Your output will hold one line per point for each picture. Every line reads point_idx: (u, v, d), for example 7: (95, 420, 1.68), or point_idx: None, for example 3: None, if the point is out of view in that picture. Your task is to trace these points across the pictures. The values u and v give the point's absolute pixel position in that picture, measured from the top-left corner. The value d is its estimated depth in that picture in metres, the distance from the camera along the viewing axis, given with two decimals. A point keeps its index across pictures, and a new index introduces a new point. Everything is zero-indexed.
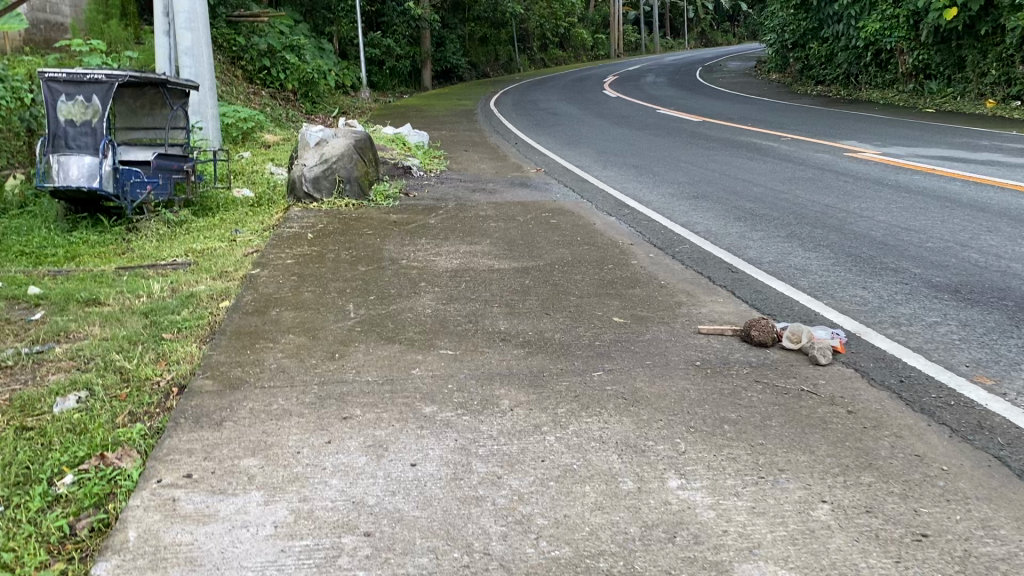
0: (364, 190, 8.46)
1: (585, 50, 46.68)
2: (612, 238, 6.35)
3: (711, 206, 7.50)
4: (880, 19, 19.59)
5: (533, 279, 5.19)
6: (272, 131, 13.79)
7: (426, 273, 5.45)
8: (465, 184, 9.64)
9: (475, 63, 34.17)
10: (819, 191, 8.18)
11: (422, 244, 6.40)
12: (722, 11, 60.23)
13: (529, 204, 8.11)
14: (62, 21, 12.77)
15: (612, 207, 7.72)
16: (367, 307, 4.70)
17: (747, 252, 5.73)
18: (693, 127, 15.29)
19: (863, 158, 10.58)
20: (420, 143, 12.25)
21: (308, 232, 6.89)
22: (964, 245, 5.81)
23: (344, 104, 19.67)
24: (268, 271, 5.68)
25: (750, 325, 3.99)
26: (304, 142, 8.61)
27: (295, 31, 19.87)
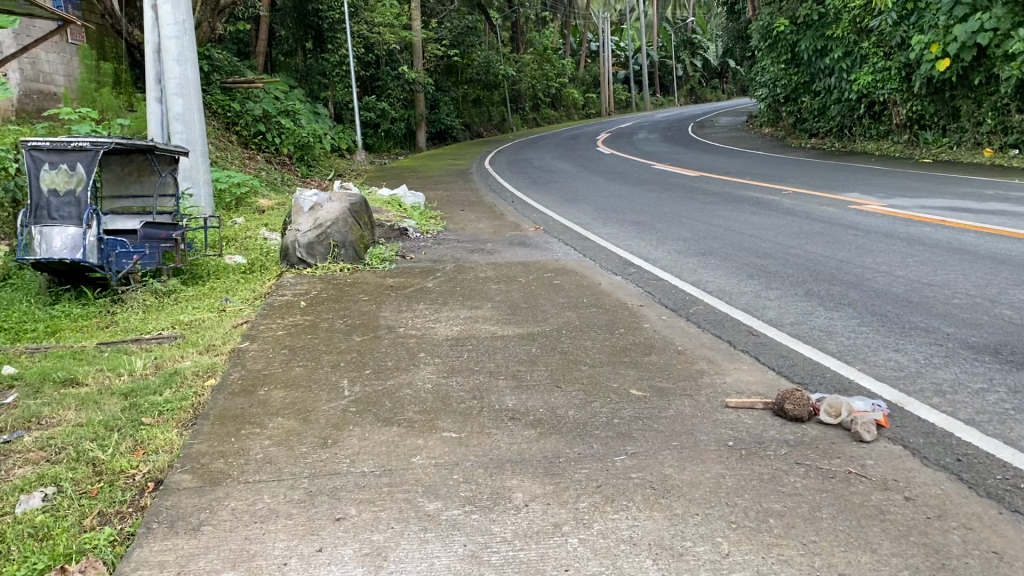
0: (360, 254, 8.16)
1: (577, 109, 47.17)
2: (621, 299, 6.04)
3: (720, 263, 7.21)
4: (872, 71, 19.42)
5: (539, 347, 4.86)
6: (266, 195, 13.57)
7: (425, 342, 5.11)
8: (464, 245, 9.36)
9: (469, 124, 34.36)
10: (830, 246, 7.90)
11: (420, 309, 6.08)
12: (711, 68, 60.97)
13: (531, 265, 7.81)
14: (53, 90, 12.65)
15: (618, 266, 7.43)
16: (362, 383, 4.35)
17: (765, 312, 5.42)
18: (691, 182, 15.13)
19: (869, 211, 10.35)
20: (416, 204, 12.01)
21: (301, 300, 6.58)
22: (993, 301, 5.49)
23: (339, 167, 19.57)
24: (258, 344, 5.34)
25: (783, 398, 3.67)
26: (298, 206, 8.43)
27: (290, 96, 19.88)
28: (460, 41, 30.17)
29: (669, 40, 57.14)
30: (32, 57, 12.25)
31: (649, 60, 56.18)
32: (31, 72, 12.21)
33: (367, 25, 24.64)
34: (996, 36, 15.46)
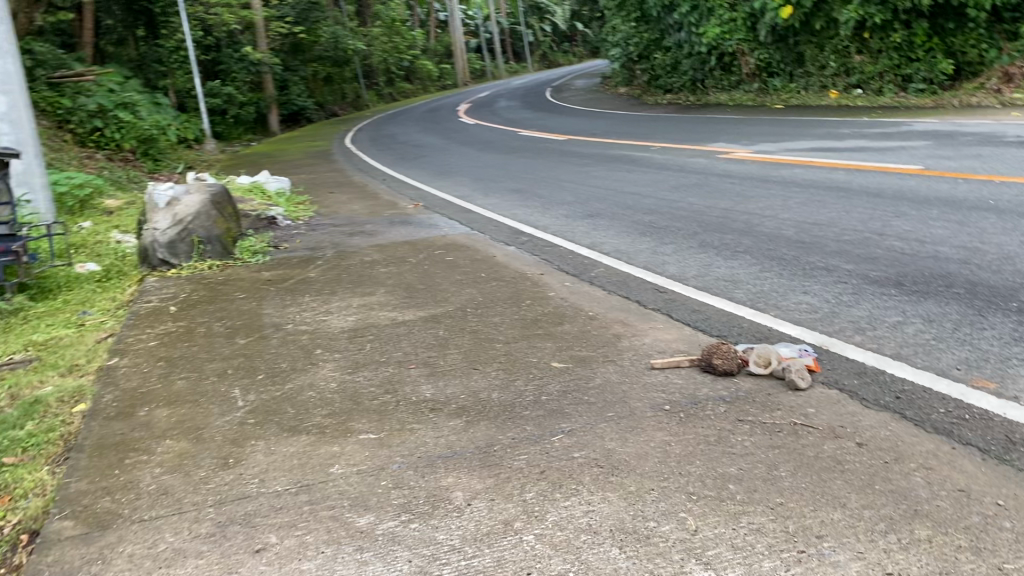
0: (228, 248, 7.57)
1: (432, 81, 46.60)
2: (518, 272, 5.84)
3: (610, 223, 7.11)
4: (718, 23, 19.65)
5: (444, 330, 4.58)
6: (112, 195, 12.55)
7: (319, 338, 4.73)
8: (340, 228, 8.89)
9: (323, 103, 33.26)
10: (711, 196, 7.96)
11: (306, 302, 5.65)
12: (561, 32, 61.43)
13: (417, 243, 7.48)
14: None
15: (508, 236, 7.21)
16: (257, 390, 3.93)
17: (667, 268, 5.31)
18: (561, 146, 15.09)
19: (739, 158, 10.56)
20: (281, 189, 11.36)
21: (171, 305, 6.02)
22: (881, 233, 5.61)
23: (189, 159, 18.44)
24: (129, 358, 4.80)
25: (709, 353, 3.51)
26: (151, 203, 7.58)
27: (126, 87, 18.50)
28: (304, 18, 29.02)
29: (517, 6, 57.17)
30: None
31: (499, 28, 56.05)
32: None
33: (202, 7, 23.24)
34: None
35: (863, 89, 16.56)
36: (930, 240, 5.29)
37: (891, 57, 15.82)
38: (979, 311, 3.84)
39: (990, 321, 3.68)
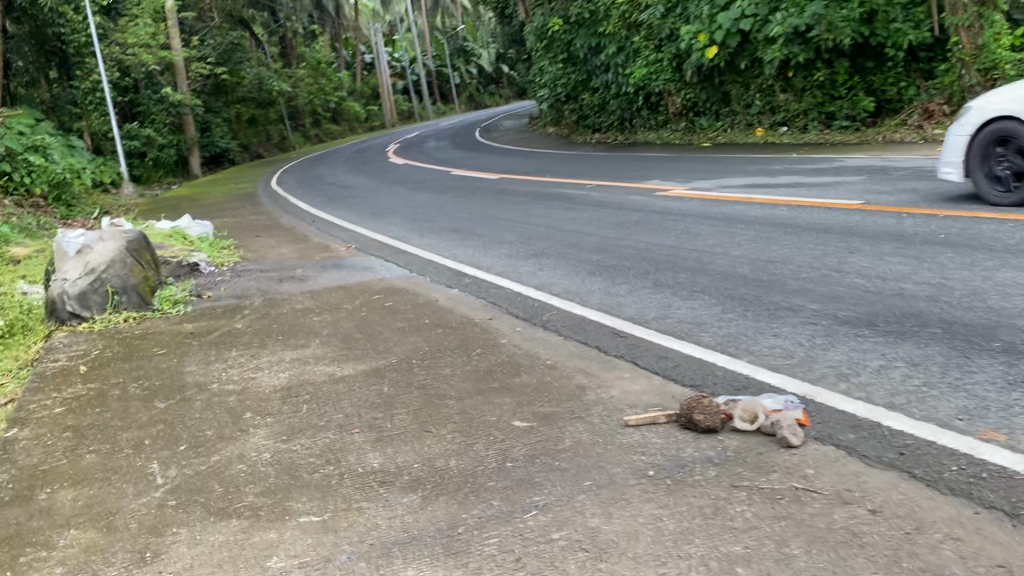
0: (145, 298, 7.01)
1: (359, 122, 46.16)
2: (464, 318, 5.46)
3: (556, 263, 6.81)
4: (645, 64, 19.84)
5: (389, 386, 4.16)
6: (20, 244, 11.73)
7: (250, 398, 4.25)
8: (269, 274, 8.38)
9: (247, 145, 32.55)
10: (656, 233, 7.75)
11: (233, 357, 5.16)
12: (487, 74, 61.70)
13: (352, 288, 7.04)
14: None
15: (450, 279, 6.83)
16: (179, 464, 3.44)
17: (625, 310, 5.01)
18: (494, 185, 14.84)
19: (677, 195, 10.43)
20: (203, 234, 10.77)
21: (81, 364, 5.44)
22: (839, 270, 5.43)
23: (105, 203, 17.56)
24: (30, 427, 4.24)
25: (688, 408, 3.19)
26: (60, 250, 7.00)
27: (36, 130, 17.60)
28: (226, 59, 28.38)
29: (443, 49, 57.41)
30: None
31: (425, 70, 56.11)
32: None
33: (119, 47, 22.48)
34: (756, 21, 16.36)
35: (788, 127, 16.86)
36: (891, 277, 5.13)
37: (815, 95, 16.04)
38: (963, 352, 3.63)
39: (979, 364, 3.47)
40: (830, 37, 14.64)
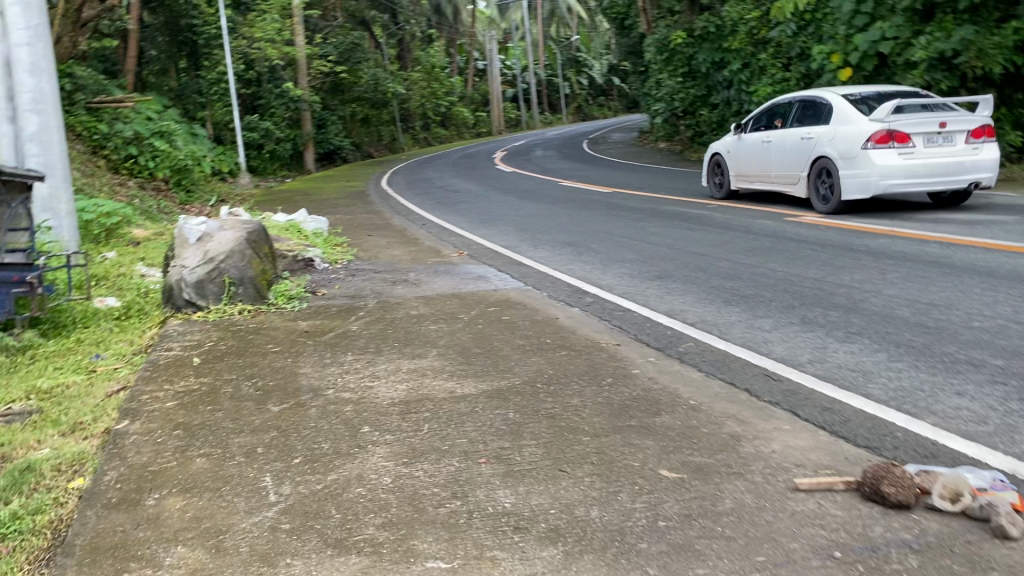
0: (261, 292, 6.89)
1: (467, 127, 46.51)
2: (590, 339, 5.09)
3: (685, 288, 6.37)
4: (771, 82, 18.81)
5: (514, 411, 3.81)
6: (141, 226, 12.00)
7: (367, 411, 3.97)
8: (382, 275, 8.21)
9: (358, 144, 33.23)
10: (792, 262, 7.21)
11: (348, 362, 4.94)
12: (597, 86, 61.07)
13: (467, 297, 6.76)
14: None
15: (570, 295, 6.46)
16: (293, 480, 3.18)
17: (773, 350, 4.55)
18: (606, 198, 14.43)
19: (809, 222, 9.80)
20: (318, 229, 10.73)
21: (194, 355, 5.34)
22: (1017, 321, 4.84)
23: (223, 191, 17.96)
24: (142, 420, 4.11)
25: (875, 478, 2.74)
26: (182, 238, 7.10)
27: (164, 116, 18.15)
28: (346, 58, 28.89)
29: (556, 58, 57.33)
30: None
31: (536, 80, 56.16)
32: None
33: (246, 41, 23.20)
34: (897, 44, 14.89)
35: None
36: None
37: None
38: None
39: None
40: (979, 65, 13.61)
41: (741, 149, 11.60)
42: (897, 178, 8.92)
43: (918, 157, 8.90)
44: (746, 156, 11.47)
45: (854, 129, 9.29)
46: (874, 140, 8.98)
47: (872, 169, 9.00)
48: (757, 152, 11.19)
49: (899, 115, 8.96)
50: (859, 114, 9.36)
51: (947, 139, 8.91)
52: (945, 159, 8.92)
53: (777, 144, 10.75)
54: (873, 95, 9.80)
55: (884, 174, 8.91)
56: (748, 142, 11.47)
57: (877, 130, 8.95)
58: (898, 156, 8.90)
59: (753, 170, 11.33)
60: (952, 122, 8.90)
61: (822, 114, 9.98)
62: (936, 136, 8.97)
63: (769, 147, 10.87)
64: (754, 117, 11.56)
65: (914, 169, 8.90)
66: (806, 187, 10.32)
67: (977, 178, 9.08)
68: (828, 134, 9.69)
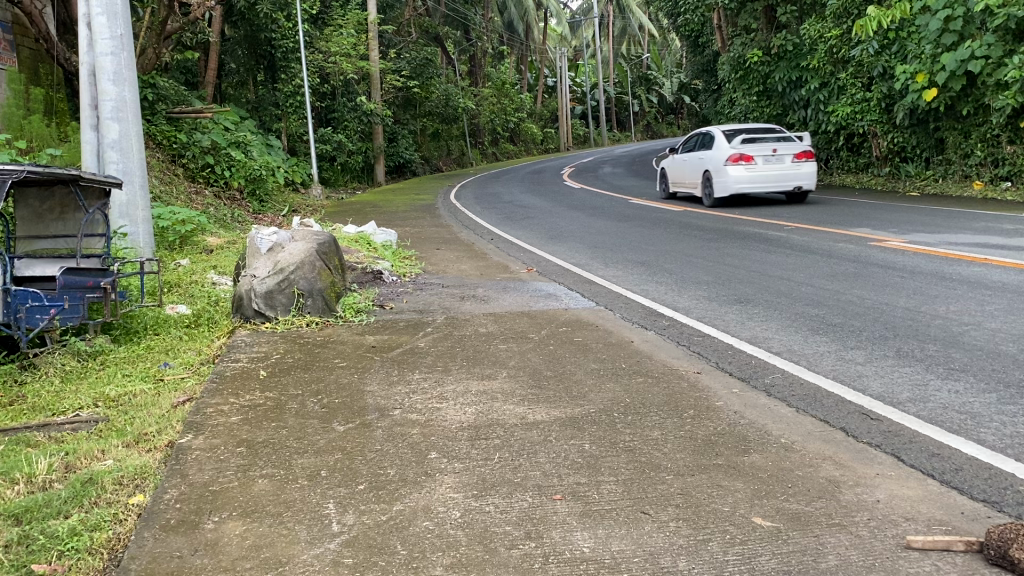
0: (330, 304, 6.81)
1: (534, 143, 46.64)
2: (668, 366, 4.84)
3: (767, 314, 6.07)
4: (849, 102, 18.31)
5: (590, 442, 3.58)
6: (215, 234, 12.17)
7: (434, 435, 3.79)
8: (451, 290, 8.07)
9: (428, 157, 33.45)
10: (880, 290, 6.83)
11: (416, 381, 4.77)
12: (667, 104, 60.50)
13: (537, 315, 6.57)
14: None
15: (645, 316, 6.20)
16: (357, 509, 3.02)
17: (868, 386, 4.24)
18: (678, 217, 14.09)
19: (895, 248, 9.35)
20: (387, 242, 10.68)
21: (261, 367, 5.25)
22: None
23: (295, 202, 18.16)
24: (205, 435, 4.01)
25: (1002, 540, 2.44)
26: (254, 248, 7.10)
27: (241, 127, 18.50)
28: (418, 73, 29.06)
29: (627, 76, 57.03)
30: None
31: (606, 97, 55.95)
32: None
33: (322, 54, 23.45)
34: (988, 64, 14.40)
35: (1013, 182, 15.08)
36: None
37: None
38: None
39: None
40: None
41: (672, 164, 16.75)
42: (743, 183, 14.04)
43: (756, 170, 14.02)
44: (675, 168, 16.56)
45: (720, 154, 14.49)
46: (729, 160, 14.15)
47: (729, 178, 14.12)
48: (679, 166, 16.37)
49: (746, 144, 14.13)
50: (724, 143, 14.58)
51: (776, 159, 13.99)
52: (775, 171, 13.95)
53: (687, 162, 16.01)
54: (744, 131, 14.90)
55: (735, 180, 14.00)
56: (675, 159, 16.69)
57: (732, 153, 14.10)
58: (744, 170, 14.06)
59: (677, 179, 16.54)
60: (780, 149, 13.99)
61: (710, 142, 15.18)
62: (770, 157, 14.07)
63: (684, 163, 16.09)
64: (681, 143, 16.73)
65: (755, 177, 13.97)
66: (703, 189, 15.39)
67: (800, 182, 14.11)
68: (712, 153, 14.77)
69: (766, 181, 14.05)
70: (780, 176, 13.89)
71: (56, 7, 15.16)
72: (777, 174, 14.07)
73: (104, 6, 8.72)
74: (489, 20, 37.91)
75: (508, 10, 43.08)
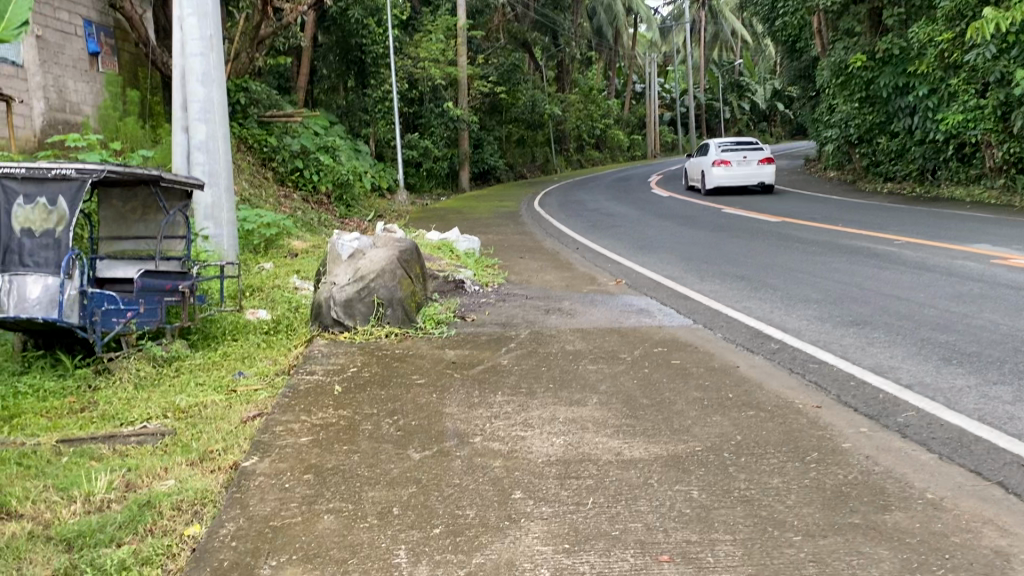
0: (410, 315, 6.50)
1: (620, 150, 45.95)
2: (779, 398, 4.33)
3: (887, 339, 5.47)
4: (961, 110, 17.32)
5: (699, 489, 3.12)
6: (301, 237, 12.09)
7: (518, 470, 3.37)
8: (535, 302, 7.67)
9: (512, 164, 33.19)
10: (1014, 314, 6.15)
11: (499, 404, 4.36)
12: (758, 111, 58.86)
13: (629, 332, 6.12)
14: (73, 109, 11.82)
15: (749, 339, 5.68)
16: (432, 560, 2.63)
17: (1019, 430, 3.66)
18: (775, 228, 13.38)
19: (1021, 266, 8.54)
20: (469, 249, 10.35)
21: (335, 382, 4.93)
22: None
23: (380, 207, 18.08)
24: (271, 458, 3.68)
25: None
26: (335, 254, 6.86)
27: (329, 132, 18.54)
28: (506, 79, 28.81)
29: (717, 82, 55.72)
30: (59, 84, 12.31)
31: (695, 103, 54.74)
32: (56, 101, 12.19)
33: (411, 60, 23.45)
34: None
35: None
36: None
37: None
38: None
39: None
40: None
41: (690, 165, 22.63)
42: (722, 179, 20.09)
43: (731, 170, 20.10)
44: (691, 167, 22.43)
45: (707, 157, 20.57)
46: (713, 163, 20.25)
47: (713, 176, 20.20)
48: (693, 167, 22.25)
49: (727, 151, 20.16)
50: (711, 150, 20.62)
51: (748, 163, 20.03)
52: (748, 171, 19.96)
53: (697, 164, 21.91)
54: (730, 143, 20.89)
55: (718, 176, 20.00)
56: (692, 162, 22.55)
57: (715, 156, 20.12)
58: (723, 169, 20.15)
59: (690, 176, 22.50)
60: (751, 156, 20.06)
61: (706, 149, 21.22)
62: (743, 162, 20.21)
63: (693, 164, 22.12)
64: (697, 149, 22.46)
65: (733, 174, 20.00)
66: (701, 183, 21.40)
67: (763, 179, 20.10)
68: (704, 158, 20.84)
69: (739, 178, 20.11)
70: (748, 174, 19.95)
71: (156, 12, 15.43)
72: (746, 173, 20.12)
73: (194, 7, 8.65)
74: (578, 25, 37.49)
75: (596, 16, 42.59)
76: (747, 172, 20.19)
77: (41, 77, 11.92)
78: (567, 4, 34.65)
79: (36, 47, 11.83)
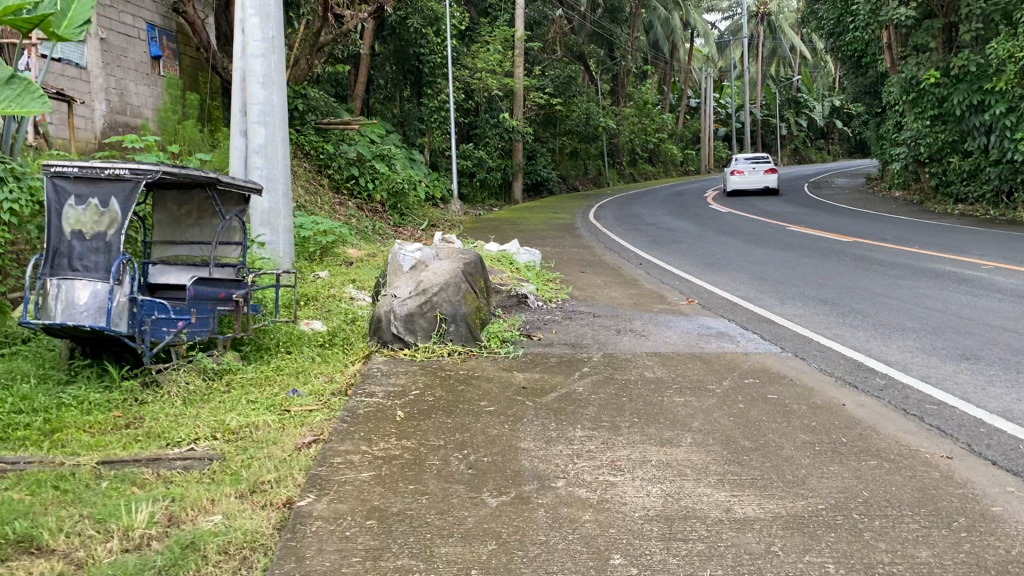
0: (474, 332, 6.03)
1: (673, 164, 45.16)
2: (903, 447, 3.78)
3: (1012, 379, 4.87)
4: None
5: (834, 563, 2.64)
6: (355, 245, 11.77)
7: (613, 528, 2.91)
8: (604, 322, 7.18)
9: (565, 176, 32.73)
10: None
11: (581, 441, 3.88)
12: (817, 128, 57.44)
13: (712, 359, 5.61)
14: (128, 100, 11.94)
15: (851, 373, 5.13)
16: None
17: None
18: (849, 249, 12.67)
19: None
20: (530, 262, 9.90)
21: (397, 407, 4.48)
22: None
23: (434, 216, 17.75)
24: (329, 497, 3.26)
25: None
26: (395, 266, 6.51)
27: (385, 140, 18.27)
28: (562, 91, 28.34)
29: (775, 98, 54.53)
30: (121, 87, 12.22)
31: (752, 119, 53.67)
32: (117, 104, 12.13)
33: (468, 71, 23.13)
34: None
35: None
36: None
37: None
38: None
39: None
40: None
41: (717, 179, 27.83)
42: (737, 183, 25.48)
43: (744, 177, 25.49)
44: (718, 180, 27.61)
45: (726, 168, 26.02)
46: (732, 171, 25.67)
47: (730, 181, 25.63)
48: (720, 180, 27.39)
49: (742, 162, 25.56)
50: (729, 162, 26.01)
51: (757, 171, 25.45)
52: (758, 177, 25.39)
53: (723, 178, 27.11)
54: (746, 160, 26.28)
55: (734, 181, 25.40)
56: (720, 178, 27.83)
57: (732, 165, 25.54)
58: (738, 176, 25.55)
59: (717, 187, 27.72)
60: (760, 166, 25.48)
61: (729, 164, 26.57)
62: (753, 171, 25.59)
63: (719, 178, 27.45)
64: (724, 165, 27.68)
65: (745, 180, 25.41)
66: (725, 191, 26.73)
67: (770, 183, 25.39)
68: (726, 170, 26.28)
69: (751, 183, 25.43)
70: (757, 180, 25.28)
71: (217, 18, 15.33)
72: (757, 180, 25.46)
73: (257, 7, 8.38)
74: (635, 38, 36.89)
75: (653, 29, 41.92)
76: (758, 178, 25.53)
77: (103, 79, 11.83)
78: (625, 17, 34.08)
79: (99, 49, 11.75)
